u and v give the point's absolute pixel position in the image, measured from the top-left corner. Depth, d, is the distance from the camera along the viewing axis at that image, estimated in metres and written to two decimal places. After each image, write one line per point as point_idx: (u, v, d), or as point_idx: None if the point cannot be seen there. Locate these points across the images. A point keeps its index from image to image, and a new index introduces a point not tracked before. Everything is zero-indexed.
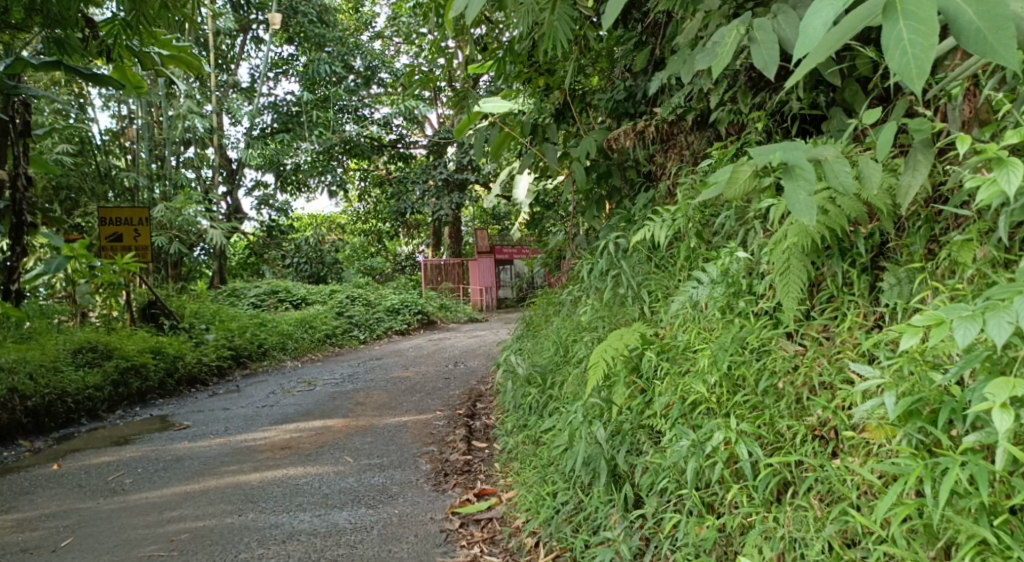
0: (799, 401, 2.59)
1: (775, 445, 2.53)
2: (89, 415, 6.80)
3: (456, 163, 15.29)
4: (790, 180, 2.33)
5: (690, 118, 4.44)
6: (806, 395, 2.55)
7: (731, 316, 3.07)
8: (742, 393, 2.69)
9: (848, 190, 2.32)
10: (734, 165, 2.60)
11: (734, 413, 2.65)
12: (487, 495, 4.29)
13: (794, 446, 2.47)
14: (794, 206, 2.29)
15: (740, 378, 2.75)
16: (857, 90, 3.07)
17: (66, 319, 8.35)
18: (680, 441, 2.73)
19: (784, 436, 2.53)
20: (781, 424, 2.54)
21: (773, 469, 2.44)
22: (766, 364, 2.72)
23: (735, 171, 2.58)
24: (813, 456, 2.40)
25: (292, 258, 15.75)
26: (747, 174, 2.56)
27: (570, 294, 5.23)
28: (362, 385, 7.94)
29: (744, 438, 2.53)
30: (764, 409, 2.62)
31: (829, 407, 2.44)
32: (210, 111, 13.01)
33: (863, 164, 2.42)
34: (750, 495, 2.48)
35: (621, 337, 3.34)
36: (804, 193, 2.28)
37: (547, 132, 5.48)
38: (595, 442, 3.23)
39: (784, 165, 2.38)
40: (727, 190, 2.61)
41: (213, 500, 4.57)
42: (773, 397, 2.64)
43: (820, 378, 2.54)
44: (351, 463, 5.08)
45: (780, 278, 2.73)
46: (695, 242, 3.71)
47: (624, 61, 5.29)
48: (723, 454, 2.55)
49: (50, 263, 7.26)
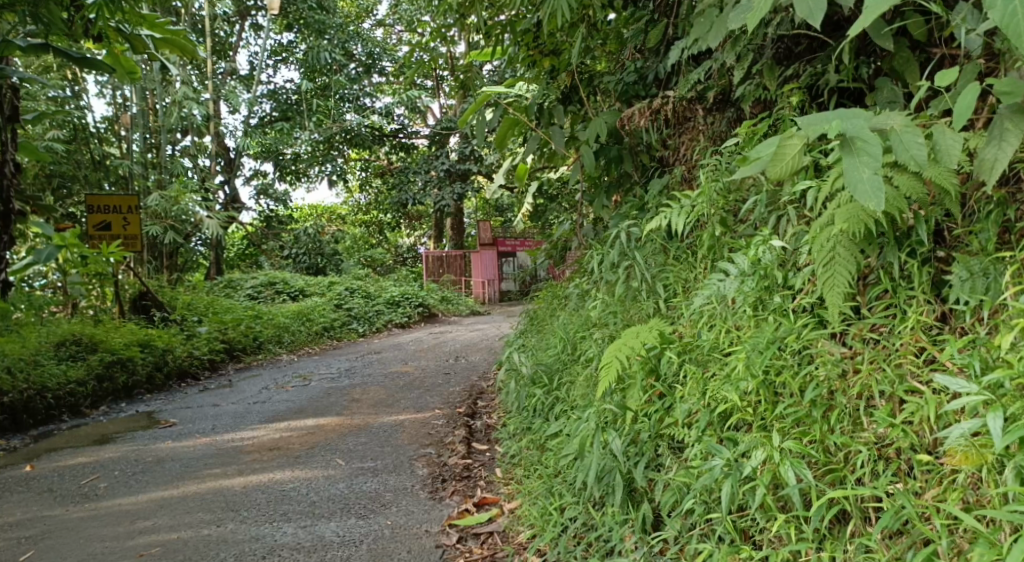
0: (852, 415, 2.23)
1: (827, 466, 2.16)
2: (71, 412, 6.44)
3: (459, 153, 14.94)
4: (849, 155, 2.00)
5: (710, 96, 4.11)
6: (862, 406, 2.19)
7: (764, 312, 2.71)
8: (783, 404, 2.32)
9: (920, 166, 1.98)
10: (780, 137, 2.24)
11: (777, 427, 2.29)
12: (488, 505, 3.95)
13: (852, 469, 2.11)
14: (855, 186, 1.95)
15: (783, 386, 2.38)
16: (910, 58, 2.71)
17: (57, 310, 7.98)
18: (711, 459, 2.37)
19: (836, 457, 2.17)
20: (832, 441, 2.18)
21: (828, 499, 2.08)
22: (810, 371, 2.35)
23: (781, 145, 2.23)
24: (877, 483, 2.04)
25: (291, 249, 15.37)
26: (797, 149, 2.19)
27: (576, 286, 4.86)
28: (359, 380, 7.59)
29: (790, 458, 2.18)
30: (812, 424, 2.25)
31: (896, 426, 2.09)
32: (207, 97, 12.54)
33: (936, 133, 2.08)
34: (799, 528, 2.12)
35: (638, 335, 3.03)
36: (868, 171, 1.95)
37: (554, 113, 4.99)
38: (609, 454, 2.88)
39: (841, 137, 2.03)
40: (769, 169, 2.23)
41: (191, 508, 4.22)
42: (821, 408, 2.26)
43: (878, 388, 2.19)
44: (342, 467, 4.73)
45: (823, 270, 2.38)
46: (719, 229, 3.33)
47: (631, 42, 4.96)
48: (766, 476, 2.18)
49: (40, 253, 6.87)
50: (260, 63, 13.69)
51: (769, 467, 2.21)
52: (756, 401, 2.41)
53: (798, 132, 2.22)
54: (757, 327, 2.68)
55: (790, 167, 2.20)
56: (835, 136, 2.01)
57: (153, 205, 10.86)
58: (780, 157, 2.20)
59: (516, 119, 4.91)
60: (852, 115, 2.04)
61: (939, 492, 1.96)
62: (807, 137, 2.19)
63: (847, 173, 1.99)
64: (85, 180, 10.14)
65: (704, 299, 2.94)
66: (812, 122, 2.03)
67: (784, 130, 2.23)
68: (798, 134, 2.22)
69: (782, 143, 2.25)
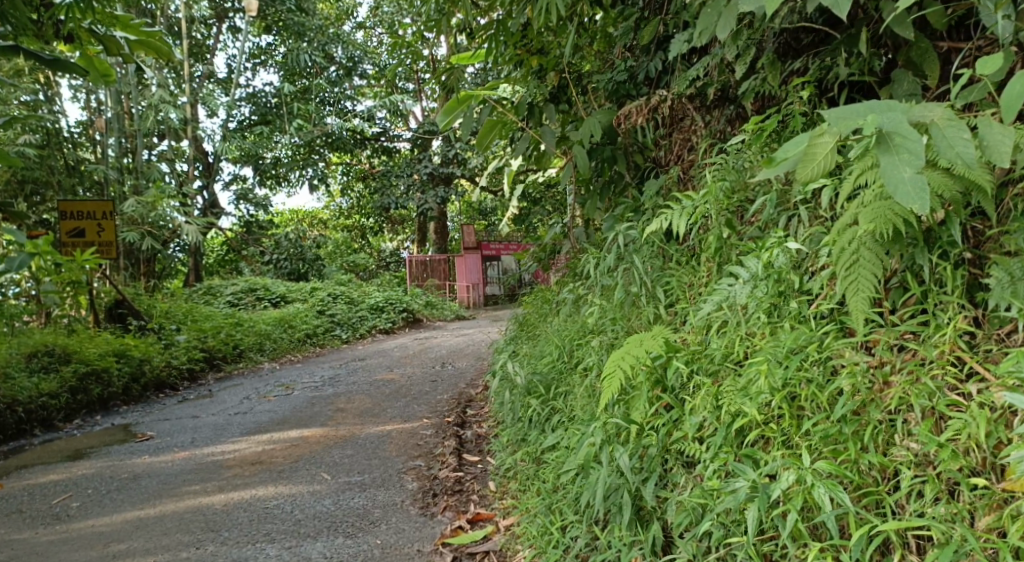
0: (885, 430, 2.11)
1: (862, 488, 2.06)
2: (42, 426, 6.20)
3: (442, 156, 14.75)
4: (886, 153, 1.87)
5: (710, 93, 3.93)
6: (899, 422, 2.07)
7: (779, 319, 2.56)
8: (810, 421, 2.19)
9: (966, 164, 1.85)
10: (809, 135, 2.08)
11: (806, 446, 2.16)
12: (482, 521, 3.77)
13: (896, 494, 2.01)
14: (896, 186, 1.83)
15: (810, 400, 2.23)
16: (929, 47, 2.59)
17: (30, 320, 7.68)
18: (733, 480, 2.23)
19: (870, 477, 2.07)
20: (865, 461, 2.07)
21: (872, 528, 1.97)
22: (837, 384, 2.21)
23: (811, 143, 2.07)
24: (929, 511, 1.94)
25: (271, 254, 15.05)
26: (829, 148, 2.03)
27: (571, 292, 4.69)
28: (343, 389, 7.37)
29: (821, 480, 2.07)
30: (844, 442, 2.13)
31: (942, 445, 1.99)
32: (184, 101, 12.27)
33: (980, 126, 1.95)
34: (837, 558, 2.01)
35: (642, 343, 2.84)
36: (909, 170, 1.83)
37: (545, 112, 4.78)
38: (615, 471, 2.71)
39: (877, 133, 1.91)
40: (799, 170, 2.07)
41: (169, 529, 4.00)
42: (852, 426, 2.14)
43: (918, 401, 2.06)
44: (328, 482, 4.52)
45: (845, 274, 2.23)
46: (726, 232, 3.15)
47: (621, 40, 4.76)
48: (798, 500, 2.06)
49: (12, 261, 6.55)
50: (238, 66, 13.40)
51: (798, 492, 2.09)
52: (779, 417, 2.27)
53: (828, 128, 2.07)
54: (772, 336, 2.52)
55: (822, 166, 2.03)
56: (871, 131, 1.88)
57: (130, 211, 10.55)
58: (812, 157, 2.04)
59: (503, 117, 4.74)
60: (888, 109, 1.92)
61: (995, 519, 1.88)
62: (839, 134, 2.05)
63: (886, 172, 1.86)
64: (59, 186, 9.85)
65: (713, 305, 2.78)
66: (846, 115, 1.89)
67: (813, 126, 2.08)
68: (829, 131, 2.07)
69: (811, 141, 2.09)
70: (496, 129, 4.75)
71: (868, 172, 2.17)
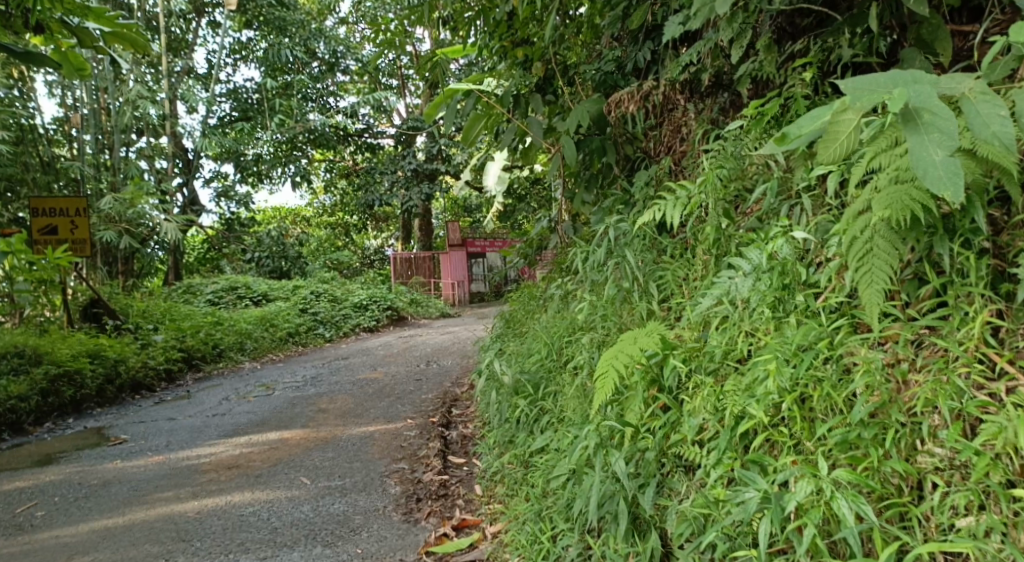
0: (908, 435, 1.96)
1: (886, 498, 1.92)
2: (11, 430, 5.97)
3: (426, 153, 14.57)
4: (914, 131, 1.80)
5: (704, 78, 3.76)
6: (925, 426, 1.92)
7: (783, 315, 2.40)
8: (825, 426, 2.05)
9: (1005, 144, 1.74)
10: (830, 109, 1.98)
11: (821, 452, 2.03)
12: (468, 528, 3.60)
13: (924, 506, 1.87)
14: (926, 169, 1.76)
15: (823, 402, 2.09)
16: (939, 24, 2.52)
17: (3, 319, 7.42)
18: (743, 490, 2.08)
19: (892, 486, 1.93)
20: (888, 468, 1.93)
21: (897, 543, 1.84)
22: (855, 386, 2.06)
23: (833, 120, 1.98)
24: (959, 529, 1.81)
25: (253, 252, 14.76)
26: (851, 127, 1.94)
27: (559, 288, 4.53)
28: (326, 389, 7.16)
29: (841, 491, 1.93)
30: (863, 447, 1.99)
31: (977, 453, 1.84)
32: (163, 97, 11.98)
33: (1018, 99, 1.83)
34: None
35: (636, 341, 2.67)
36: (941, 152, 1.76)
37: (531, 102, 4.57)
38: (610, 478, 2.53)
39: (906, 109, 1.82)
40: (822, 150, 1.97)
41: (138, 539, 3.80)
42: (873, 429, 1.99)
43: (945, 402, 1.92)
44: (307, 487, 4.33)
45: (857, 264, 2.07)
46: (724, 223, 2.99)
47: (608, 30, 4.54)
48: (816, 514, 1.92)
49: None
50: (218, 61, 13.11)
51: (815, 504, 1.95)
52: (790, 421, 2.14)
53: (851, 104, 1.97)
54: (777, 333, 2.35)
55: (845, 147, 1.96)
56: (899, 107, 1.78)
57: (106, 209, 10.23)
58: (834, 136, 1.96)
59: (490, 110, 4.53)
60: (916, 81, 1.82)
61: None
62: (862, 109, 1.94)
63: (914, 153, 1.79)
64: (33, 183, 9.50)
65: (712, 300, 2.61)
66: (871, 89, 1.80)
67: (835, 103, 1.98)
68: (852, 107, 1.97)
69: (833, 117, 2.00)
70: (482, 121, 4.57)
71: (881, 156, 2.04)
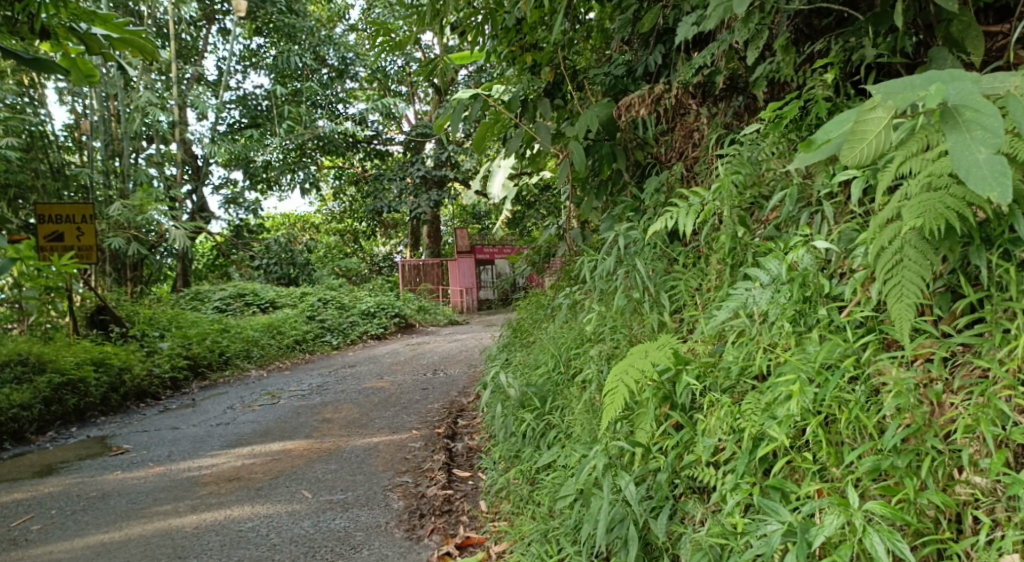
0: (946, 464, 1.85)
1: (922, 534, 1.81)
2: (13, 439, 5.87)
3: (435, 159, 14.48)
4: (955, 130, 1.76)
5: (718, 81, 3.64)
6: (965, 454, 1.81)
7: (804, 329, 2.26)
8: (855, 453, 1.93)
9: None
10: (859, 110, 1.92)
11: (851, 482, 1.91)
12: (471, 547, 3.48)
13: (966, 544, 1.77)
14: (970, 168, 1.71)
15: (851, 425, 1.97)
16: (971, 22, 2.39)
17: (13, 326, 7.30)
18: (767, 523, 1.95)
19: (929, 520, 1.82)
20: (925, 501, 1.82)
21: None
22: (886, 410, 1.94)
23: (860, 121, 1.92)
24: None
25: (261, 259, 14.64)
26: (880, 126, 1.88)
27: (567, 297, 4.40)
28: (331, 398, 7.04)
29: (874, 525, 1.82)
30: (897, 476, 1.88)
31: None
32: (173, 104, 11.89)
33: None
34: None
35: (647, 355, 2.55)
36: (984, 151, 1.71)
37: (539, 106, 4.44)
38: (620, 500, 2.41)
39: (945, 107, 1.81)
40: (847, 153, 1.92)
41: (133, 556, 3.68)
42: (909, 457, 1.88)
43: (988, 429, 1.80)
44: (308, 501, 4.20)
45: (886, 277, 1.95)
46: (741, 231, 2.85)
47: (618, 34, 4.42)
48: (847, 550, 1.80)
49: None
50: (228, 67, 13.02)
51: (846, 539, 1.85)
52: (815, 447, 2.02)
53: (880, 103, 1.91)
54: (798, 349, 2.21)
55: (873, 147, 1.91)
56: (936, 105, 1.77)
57: (115, 215, 10.11)
58: (860, 137, 1.90)
59: (498, 117, 4.39)
60: (955, 80, 1.81)
61: None
62: (893, 108, 1.88)
63: (955, 151, 1.75)
64: (43, 190, 9.40)
65: (729, 312, 2.47)
66: (904, 90, 1.80)
67: (862, 102, 1.92)
68: (881, 105, 1.91)
69: (861, 118, 1.94)
70: (491, 132, 4.41)
71: (911, 160, 1.93)
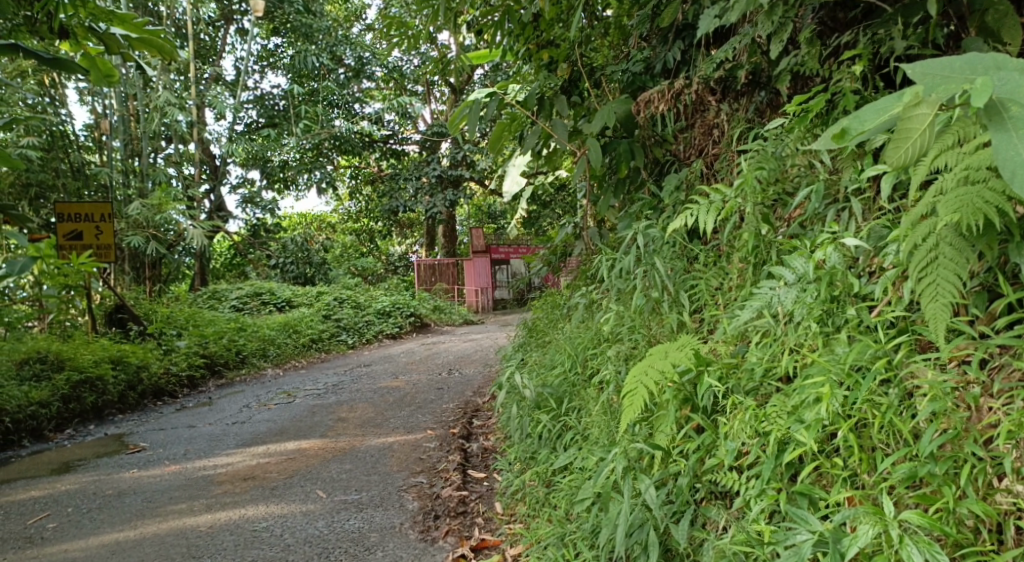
0: (988, 473, 1.77)
1: (963, 545, 1.75)
2: (32, 436, 5.87)
3: (451, 159, 14.44)
4: (1000, 126, 1.68)
5: (740, 75, 3.55)
6: (1007, 462, 1.74)
7: (832, 331, 2.19)
8: (890, 461, 1.86)
9: None
10: (900, 104, 1.80)
11: (884, 490, 1.85)
12: (487, 549, 3.43)
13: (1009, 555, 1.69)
14: (1014, 169, 1.63)
15: (886, 430, 1.91)
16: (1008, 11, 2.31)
17: (33, 325, 7.30)
18: (797, 534, 1.89)
19: (970, 532, 1.76)
20: (965, 510, 1.75)
21: None
22: (922, 415, 1.88)
23: (904, 116, 1.81)
24: None
25: (278, 258, 14.64)
26: (925, 124, 1.78)
27: (584, 296, 4.34)
28: (346, 397, 7.01)
29: (912, 535, 1.75)
30: (935, 484, 1.81)
31: None
32: (192, 104, 11.90)
33: None
34: None
35: (666, 356, 2.48)
36: None
37: (556, 104, 4.36)
38: (640, 505, 2.34)
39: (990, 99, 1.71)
40: (891, 154, 1.83)
41: (147, 555, 3.65)
42: (947, 464, 1.81)
43: None
44: (323, 501, 4.16)
45: (920, 275, 1.89)
46: (765, 229, 2.77)
47: (636, 30, 4.35)
48: None
49: (14, 264, 5.97)
50: (245, 67, 13.03)
51: (881, 549, 1.78)
52: (846, 452, 1.95)
53: (923, 97, 1.80)
54: (826, 350, 2.14)
55: (917, 145, 1.82)
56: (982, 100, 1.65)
57: (134, 214, 10.12)
58: (904, 136, 1.81)
59: (514, 116, 4.35)
60: (1000, 69, 1.72)
61: None
62: (938, 104, 1.77)
63: (999, 149, 1.67)
64: (63, 189, 9.45)
65: (753, 312, 2.39)
66: (946, 83, 1.71)
67: (905, 96, 1.81)
68: (925, 99, 1.80)
69: (902, 110, 1.82)
70: (507, 132, 4.38)
71: (946, 154, 1.85)
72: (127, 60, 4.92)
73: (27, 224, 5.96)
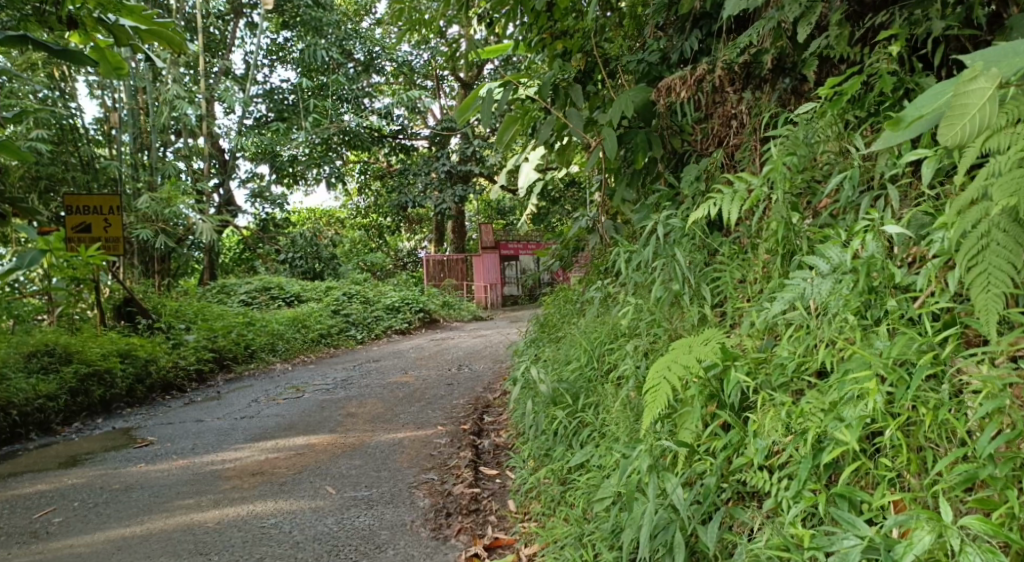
0: None
1: None
2: (39, 430, 5.80)
3: (461, 154, 14.31)
4: None
5: (764, 61, 3.44)
6: None
7: (872, 324, 2.09)
8: (943, 462, 1.76)
9: None
10: (956, 81, 1.66)
11: (937, 492, 1.77)
12: (500, 548, 3.33)
13: None
14: None
15: (937, 429, 1.82)
16: None
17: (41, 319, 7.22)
18: (845, 540, 1.80)
19: None
20: None
21: None
22: (977, 413, 1.78)
23: (959, 93, 1.66)
24: None
25: (287, 253, 14.57)
26: (985, 97, 1.62)
27: (600, 290, 4.23)
28: (355, 392, 6.92)
29: (973, 543, 1.65)
30: (994, 487, 1.71)
31: None
32: (201, 98, 11.84)
33: None
34: None
35: (691, 350, 2.37)
36: None
37: (571, 93, 4.25)
38: (666, 505, 2.24)
39: None
40: (947, 129, 1.65)
41: (154, 551, 3.57)
42: (1004, 465, 1.71)
43: None
44: (332, 497, 4.07)
45: (970, 265, 1.79)
46: (794, 218, 2.65)
47: (653, 18, 4.24)
48: None
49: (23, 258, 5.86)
50: (255, 61, 12.97)
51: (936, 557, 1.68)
52: (892, 451, 1.87)
53: (981, 75, 1.65)
54: (865, 343, 2.04)
55: (976, 124, 1.64)
56: None
57: (143, 208, 10.07)
58: (961, 110, 1.64)
59: (524, 111, 4.29)
60: None
61: None
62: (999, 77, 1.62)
63: None
64: (73, 182, 9.34)
65: (783, 304, 2.28)
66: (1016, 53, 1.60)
67: (961, 74, 1.67)
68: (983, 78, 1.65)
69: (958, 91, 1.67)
70: (518, 124, 4.32)
71: (1000, 136, 1.71)
72: (136, 51, 4.73)
73: (37, 216, 5.89)
